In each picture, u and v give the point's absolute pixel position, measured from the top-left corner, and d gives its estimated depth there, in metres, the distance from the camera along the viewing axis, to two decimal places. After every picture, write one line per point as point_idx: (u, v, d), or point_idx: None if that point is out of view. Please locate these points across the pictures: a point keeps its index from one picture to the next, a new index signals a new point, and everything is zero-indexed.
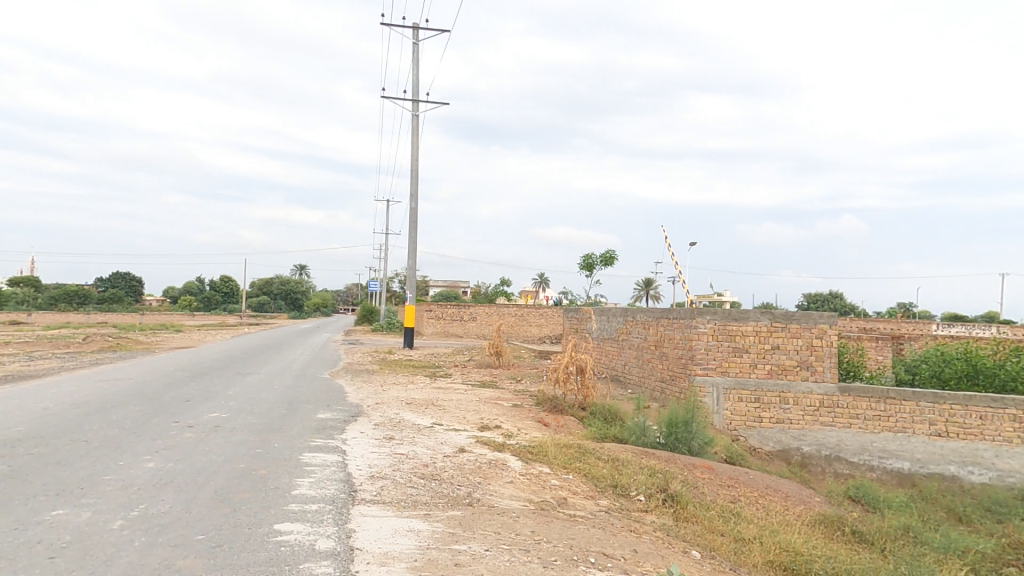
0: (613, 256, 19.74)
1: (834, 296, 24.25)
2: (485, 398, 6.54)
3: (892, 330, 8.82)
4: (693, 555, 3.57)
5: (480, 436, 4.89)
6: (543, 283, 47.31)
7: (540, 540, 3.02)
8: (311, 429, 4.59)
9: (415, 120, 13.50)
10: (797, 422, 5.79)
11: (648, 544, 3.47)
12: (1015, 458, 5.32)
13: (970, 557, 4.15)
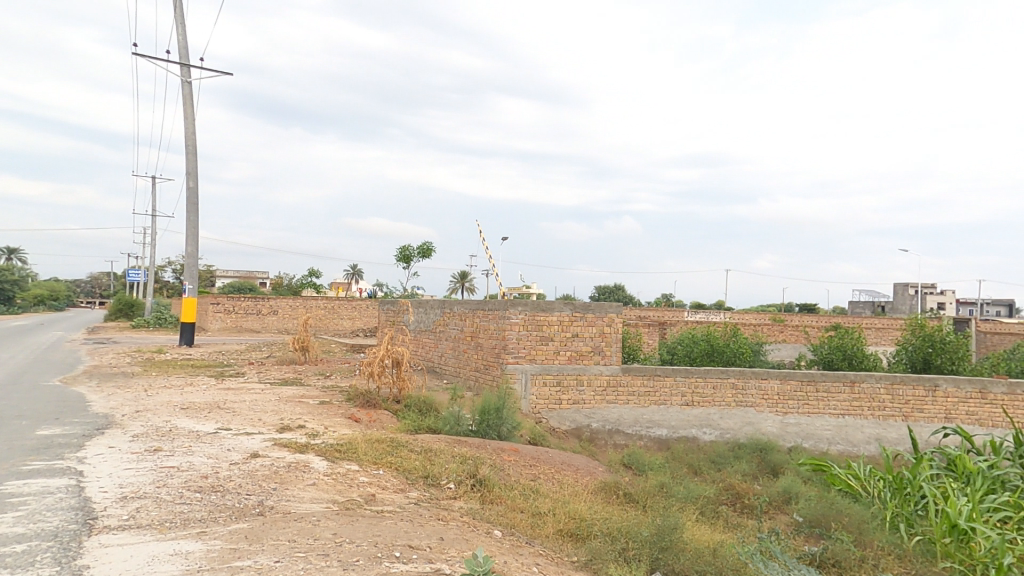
0: (430, 248, 20.03)
1: (618, 290, 28.52)
2: (288, 397, 6.05)
3: (659, 317, 10.79)
4: (495, 534, 3.89)
5: (279, 438, 4.53)
6: (358, 275, 45.64)
7: (342, 542, 2.94)
8: (25, 451, 3.66)
9: (186, 86, 11.65)
10: (589, 402, 6.70)
11: (454, 530, 3.65)
12: (732, 418, 6.95)
13: (699, 502, 5.42)
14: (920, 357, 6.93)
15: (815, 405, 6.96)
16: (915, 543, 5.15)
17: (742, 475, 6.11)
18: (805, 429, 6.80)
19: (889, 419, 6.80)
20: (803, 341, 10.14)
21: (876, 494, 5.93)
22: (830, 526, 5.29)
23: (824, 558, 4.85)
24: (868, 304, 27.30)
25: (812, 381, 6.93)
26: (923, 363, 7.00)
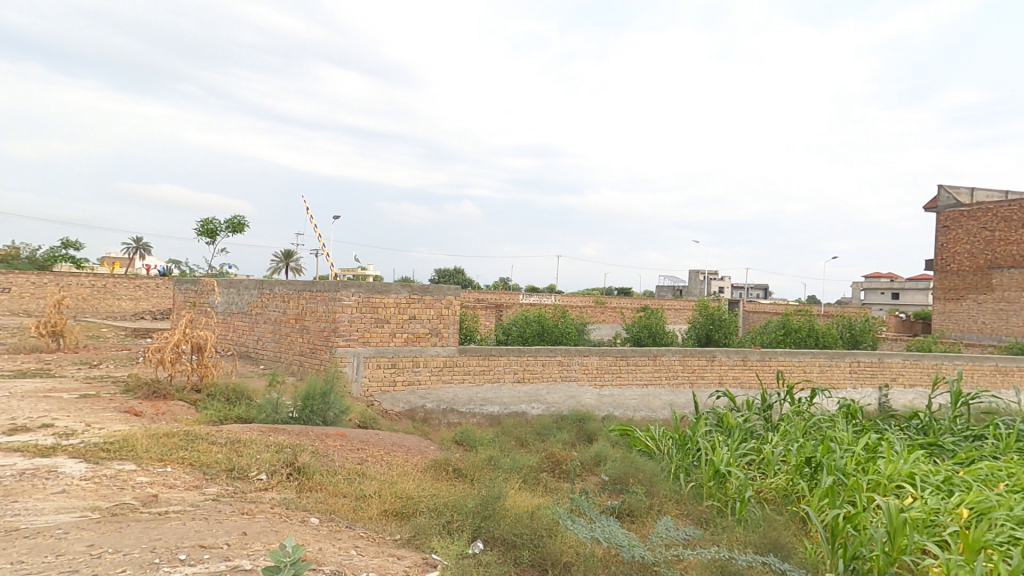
0: (244, 225, 18.36)
1: (457, 273, 29.36)
2: (25, 392, 5.05)
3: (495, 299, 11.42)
4: (311, 522, 3.78)
5: (12, 443, 3.89)
6: (144, 250, 39.39)
7: (102, 553, 2.63)
8: None
9: None
10: (425, 382, 6.77)
11: (262, 523, 3.44)
12: (557, 392, 7.59)
13: (523, 471, 5.85)
14: (704, 333, 8.32)
15: (626, 377, 7.90)
16: (689, 488, 6.31)
17: (562, 443, 6.72)
18: (617, 400, 7.75)
19: (680, 386, 7.98)
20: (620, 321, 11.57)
21: (665, 451, 6.98)
22: (629, 482, 6.11)
23: (622, 510, 5.63)
24: (670, 288, 32.35)
25: (624, 357, 7.87)
26: (707, 338, 8.38)
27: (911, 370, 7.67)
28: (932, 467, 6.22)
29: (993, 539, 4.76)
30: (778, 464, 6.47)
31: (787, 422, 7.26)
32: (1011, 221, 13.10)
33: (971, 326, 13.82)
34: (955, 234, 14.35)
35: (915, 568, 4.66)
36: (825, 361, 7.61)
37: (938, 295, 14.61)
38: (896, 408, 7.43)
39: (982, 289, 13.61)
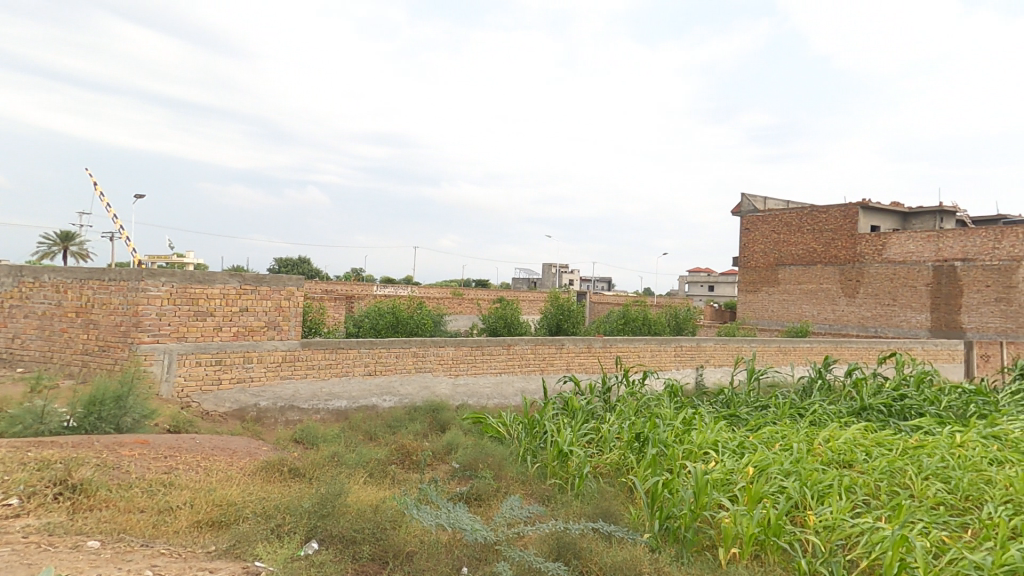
0: None
1: (303, 262, 27.99)
2: None
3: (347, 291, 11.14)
4: (89, 546, 3.29)
5: None
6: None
7: None
8: None
9: None
10: (258, 379, 6.27)
11: (4, 560, 2.96)
12: (411, 384, 7.46)
13: (369, 465, 5.62)
14: (555, 322, 8.90)
15: (481, 366, 8.04)
16: (534, 469, 6.62)
17: (412, 434, 6.58)
18: (471, 388, 7.87)
19: (531, 373, 8.36)
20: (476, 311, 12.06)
21: (515, 435, 7.21)
22: (478, 467, 6.23)
23: (470, 495, 5.71)
24: (527, 282, 34.18)
25: (480, 347, 7.98)
26: (558, 328, 8.99)
27: (719, 352, 8.90)
28: (731, 434, 7.33)
29: (769, 490, 5.79)
30: (613, 440, 7.10)
31: (622, 402, 7.93)
32: (791, 226, 15.18)
33: (764, 313, 15.69)
34: (753, 236, 16.14)
35: (711, 520, 5.52)
36: (655, 346, 8.51)
37: (742, 288, 16.46)
38: (707, 385, 8.61)
39: (772, 282, 15.57)
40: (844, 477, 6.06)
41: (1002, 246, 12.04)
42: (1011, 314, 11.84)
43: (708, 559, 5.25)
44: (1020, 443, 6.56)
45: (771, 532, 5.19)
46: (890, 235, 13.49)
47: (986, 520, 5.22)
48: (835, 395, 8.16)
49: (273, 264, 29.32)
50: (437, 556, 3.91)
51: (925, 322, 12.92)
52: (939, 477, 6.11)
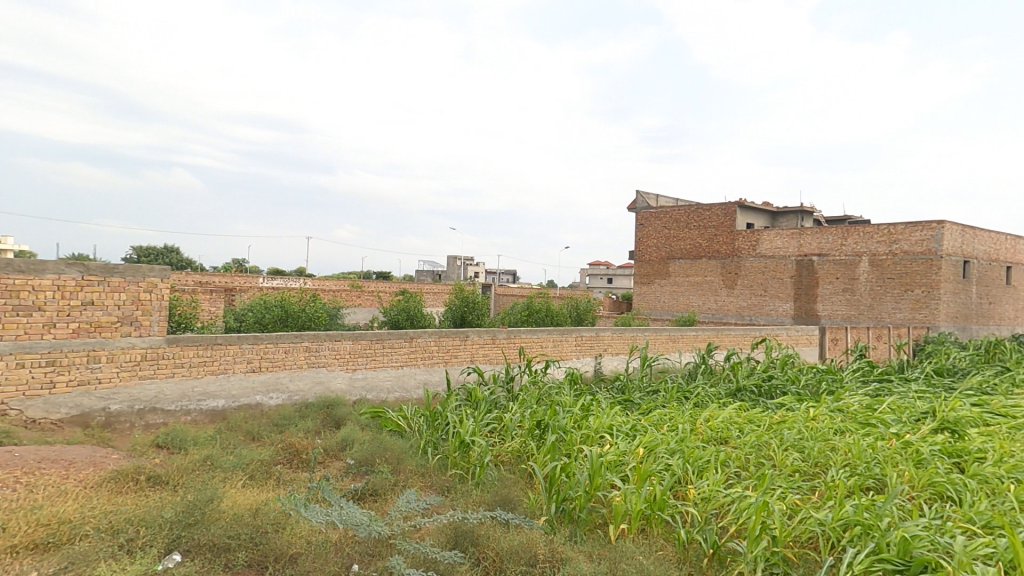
0: None
1: (168, 251, 26.11)
2: None
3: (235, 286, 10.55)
4: None
5: None
6: None
7: None
8: None
9: None
10: (107, 381, 5.67)
11: None
12: (302, 380, 7.01)
13: (250, 467, 5.05)
14: (459, 315, 8.87)
15: (381, 359, 7.66)
16: (436, 461, 6.32)
17: (303, 432, 6.10)
18: (370, 382, 7.50)
19: (435, 365, 8.13)
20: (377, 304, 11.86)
21: (416, 428, 6.83)
22: (375, 462, 5.86)
23: (365, 491, 5.32)
24: (429, 274, 34.28)
25: (380, 340, 7.61)
26: (463, 320, 8.96)
27: (617, 341, 9.25)
28: (624, 418, 7.72)
29: (656, 468, 6.19)
30: (515, 429, 7.09)
31: (524, 391, 7.90)
32: (681, 222, 14.69)
33: (657, 304, 15.08)
34: (647, 232, 15.44)
35: (604, 500, 5.79)
36: (556, 337, 8.62)
37: (636, 280, 15.62)
38: (605, 372, 8.99)
39: (663, 274, 14.99)
40: (720, 452, 6.66)
41: (850, 242, 12.11)
42: (854, 302, 11.98)
43: (599, 536, 5.46)
44: (858, 414, 7.63)
45: (657, 507, 5.52)
46: (761, 230, 13.26)
47: (830, 482, 5.92)
48: (716, 377, 8.92)
49: (135, 251, 26.55)
50: (325, 556, 3.69)
51: (789, 310, 12.87)
52: (797, 448, 6.86)
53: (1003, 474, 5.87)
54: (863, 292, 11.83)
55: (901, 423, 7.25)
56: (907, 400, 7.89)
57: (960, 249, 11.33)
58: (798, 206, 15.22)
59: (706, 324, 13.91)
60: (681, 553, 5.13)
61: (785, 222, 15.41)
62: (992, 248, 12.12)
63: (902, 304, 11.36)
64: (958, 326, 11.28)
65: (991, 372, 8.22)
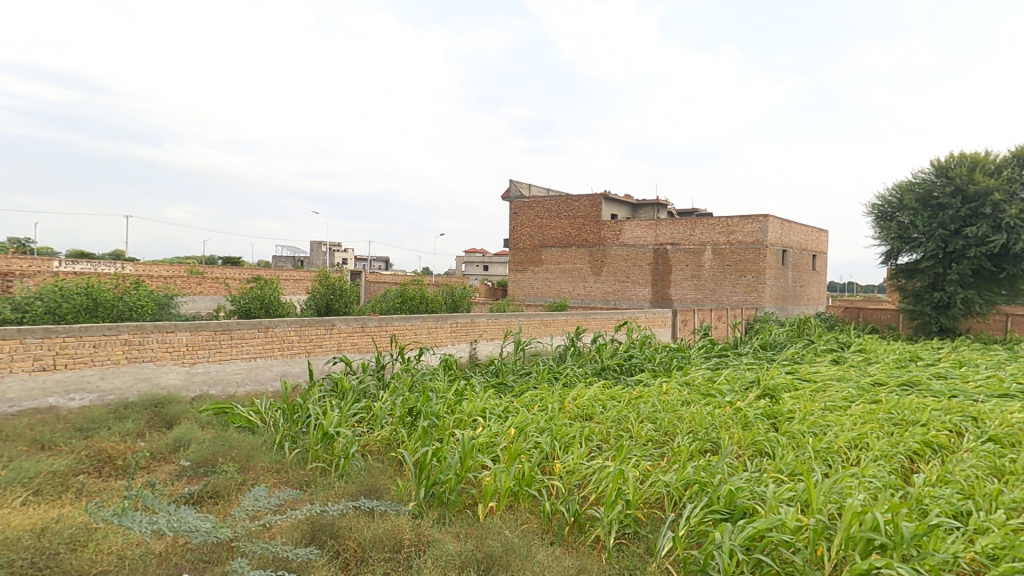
0: None
1: None
2: None
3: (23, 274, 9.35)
4: None
5: None
6: None
7: None
8: None
9: None
10: None
11: None
12: (121, 376, 6.11)
13: (36, 483, 4.19)
14: (323, 303, 8.44)
15: (227, 352, 6.91)
16: (293, 455, 5.58)
17: (119, 435, 5.20)
18: (213, 376, 6.73)
19: (295, 356, 7.54)
20: (223, 291, 11.74)
21: (271, 423, 6.04)
22: (217, 462, 5.03)
23: (202, 494, 4.50)
24: (291, 261, 32.56)
25: (226, 330, 6.88)
26: (327, 308, 8.53)
27: (491, 327, 9.41)
28: (497, 400, 7.91)
29: (525, 446, 6.37)
30: (384, 417, 6.61)
31: (397, 379, 7.55)
32: (551, 212, 15.41)
33: (531, 291, 15.77)
34: (520, 221, 16.01)
35: (473, 482, 5.62)
36: (432, 324, 8.53)
37: (511, 268, 16.21)
38: (479, 358, 9.12)
39: (537, 262, 15.69)
40: (584, 428, 7.11)
41: (697, 233, 13.52)
42: (701, 287, 13.47)
43: (467, 516, 5.27)
44: (701, 386, 8.60)
45: (525, 483, 5.48)
46: (623, 221, 14.40)
47: (676, 448, 6.57)
48: (583, 358, 9.47)
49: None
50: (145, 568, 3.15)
51: (648, 295, 14.07)
52: (651, 419, 7.53)
53: (805, 430, 6.98)
54: (707, 277, 13.32)
55: (734, 391, 8.31)
56: (739, 371, 9.08)
57: (780, 239, 13.25)
58: (654, 200, 16.65)
59: (576, 308, 14.72)
60: (546, 525, 5.12)
61: (644, 213, 16.91)
62: (803, 240, 14.38)
63: (738, 288, 12.99)
64: (779, 307, 13.21)
65: (800, 344, 9.78)
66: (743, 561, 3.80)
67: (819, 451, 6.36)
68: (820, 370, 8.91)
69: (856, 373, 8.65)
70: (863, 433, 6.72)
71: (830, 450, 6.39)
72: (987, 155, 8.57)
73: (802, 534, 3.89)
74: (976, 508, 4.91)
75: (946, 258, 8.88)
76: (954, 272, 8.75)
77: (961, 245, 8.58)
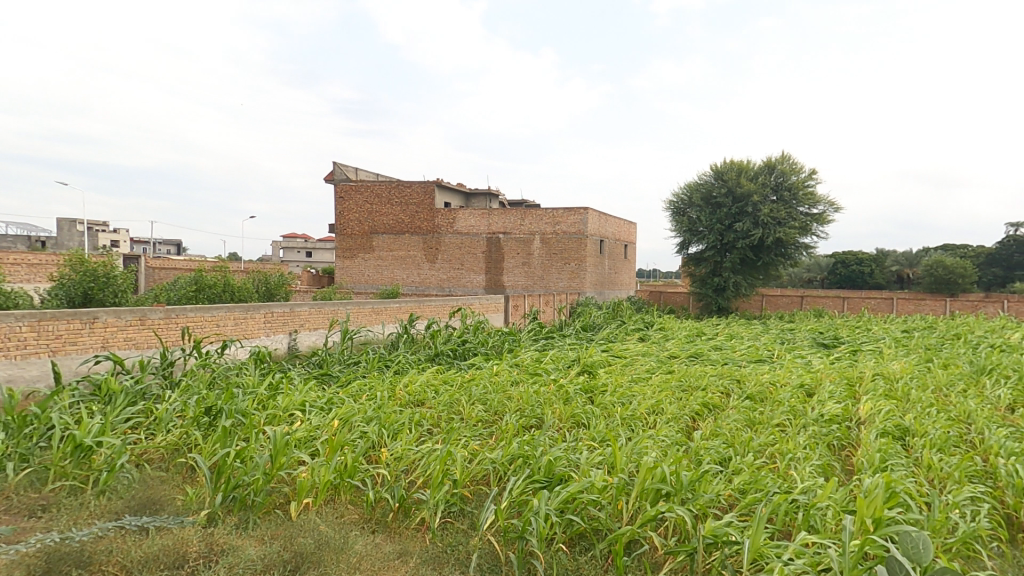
0: None
1: None
2: None
3: None
4: None
5: None
6: None
7: None
8: None
9: None
10: None
11: None
12: None
13: None
14: (79, 293, 7.14)
15: None
16: (22, 476, 4.28)
17: None
18: None
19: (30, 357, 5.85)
20: None
21: None
22: None
23: None
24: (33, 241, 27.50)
25: None
26: (85, 298, 7.23)
27: (315, 316, 8.98)
28: (320, 391, 7.35)
29: (349, 438, 5.79)
30: (171, 421, 5.33)
31: (190, 376, 6.40)
32: (382, 198, 15.09)
33: (361, 279, 15.36)
34: (347, 205, 15.40)
35: (286, 480, 4.65)
36: (239, 314, 7.79)
37: (338, 255, 15.58)
38: (300, 349, 8.68)
39: (367, 248, 15.28)
40: (416, 414, 6.85)
41: (526, 223, 14.41)
42: (532, 275, 14.46)
43: (276, 517, 4.25)
44: (529, 366, 9.06)
45: (346, 475, 4.58)
46: (457, 209, 14.71)
47: (504, 426, 6.68)
48: (416, 345, 9.45)
49: None
50: None
51: (482, 282, 14.65)
52: (482, 401, 7.57)
53: (615, 400, 7.66)
54: (536, 264, 14.32)
55: (558, 370, 8.88)
56: (563, 351, 9.74)
57: (599, 231, 14.74)
58: (485, 190, 17.75)
59: (408, 295, 14.75)
60: (368, 513, 4.33)
61: (476, 202, 18.08)
62: (618, 231, 16.20)
63: (563, 275, 14.18)
64: (598, 292, 14.81)
65: (615, 325, 10.97)
66: (556, 523, 3.83)
67: (625, 419, 7.03)
68: (629, 347, 10.00)
69: (656, 348, 9.82)
70: (659, 401, 7.55)
71: (633, 416, 7.09)
72: (749, 164, 10.45)
73: (606, 492, 4.12)
74: (736, 454, 5.77)
75: (722, 248, 10.66)
76: (726, 261, 10.57)
77: (732, 238, 10.35)
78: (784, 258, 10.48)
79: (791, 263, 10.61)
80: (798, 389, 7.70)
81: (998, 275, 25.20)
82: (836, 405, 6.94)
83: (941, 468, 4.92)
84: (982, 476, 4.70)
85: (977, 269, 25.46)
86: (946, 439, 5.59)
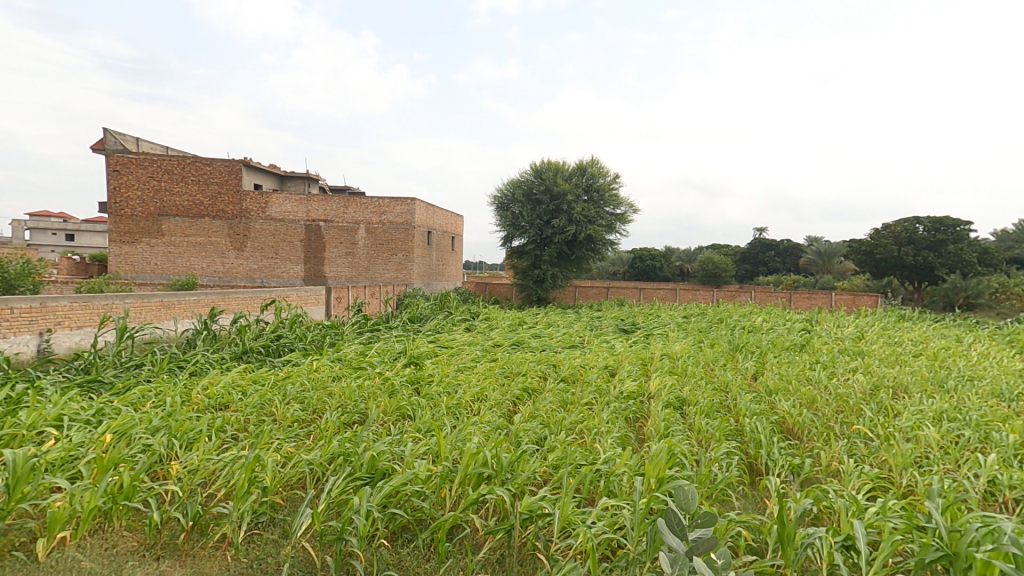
0: None
1: None
2: None
3: None
4: None
5: None
6: None
7: None
8: None
9: None
10: None
11: None
12: None
13: None
14: None
15: None
16: None
17: None
18: None
19: None
20: None
21: None
22: None
23: None
24: None
25: None
26: None
27: (78, 311, 7.43)
28: (85, 401, 5.63)
29: (123, 453, 3.69)
30: None
31: None
32: (173, 174, 13.14)
33: (144, 267, 13.19)
34: (127, 179, 13.08)
35: (30, 515, 2.84)
36: None
37: (114, 239, 13.15)
38: (57, 352, 7.11)
39: (155, 232, 13.19)
40: (216, 418, 5.60)
41: (350, 211, 13.90)
42: (357, 265, 13.98)
43: (14, 564, 2.56)
44: (352, 360, 8.31)
45: (123, 496, 2.97)
46: (271, 193, 13.53)
47: (322, 424, 5.68)
48: (220, 342, 8.35)
49: None
50: None
51: (300, 272, 13.76)
52: (297, 400, 6.50)
53: (441, 390, 7.21)
54: (361, 255, 13.90)
55: (384, 362, 8.22)
56: (390, 343, 9.30)
57: (427, 222, 14.82)
58: (303, 173, 17.27)
59: (208, 287, 13.18)
60: (152, 539, 2.86)
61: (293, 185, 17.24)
62: (446, 224, 16.42)
63: (390, 266, 14.00)
64: (425, 283, 14.98)
65: (442, 316, 11.09)
66: (378, 519, 2.98)
67: (451, 407, 6.59)
68: (456, 337, 10.02)
69: (482, 338, 9.98)
70: (483, 388, 7.36)
71: (459, 404, 6.71)
72: (564, 166, 11.46)
73: (430, 481, 3.37)
74: (551, 433, 5.74)
75: (541, 243, 11.51)
76: (546, 254, 11.43)
77: (551, 233, 11.23)
78: (593, 253, 11.67)
79: (600, 257, 11.87)
80: (603, 370, 8.32)
81: (748, 270, 31.41)
82: (633, 383, 7.57)
83: (708, 431, 5.23)
84: (734, 434, 5.21)
85: (736, 266, 31.31)
86: (711, 405, 6.43)
